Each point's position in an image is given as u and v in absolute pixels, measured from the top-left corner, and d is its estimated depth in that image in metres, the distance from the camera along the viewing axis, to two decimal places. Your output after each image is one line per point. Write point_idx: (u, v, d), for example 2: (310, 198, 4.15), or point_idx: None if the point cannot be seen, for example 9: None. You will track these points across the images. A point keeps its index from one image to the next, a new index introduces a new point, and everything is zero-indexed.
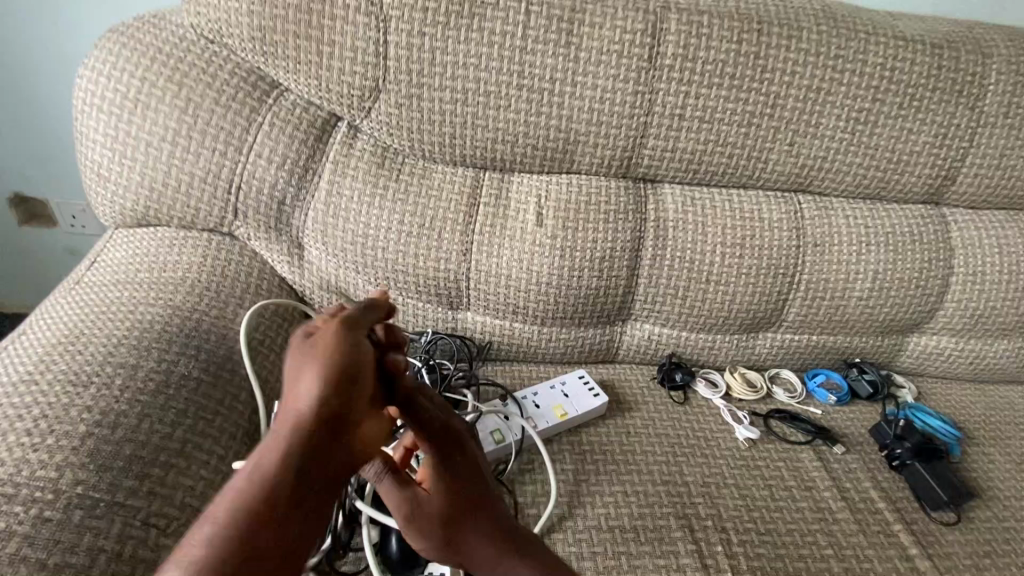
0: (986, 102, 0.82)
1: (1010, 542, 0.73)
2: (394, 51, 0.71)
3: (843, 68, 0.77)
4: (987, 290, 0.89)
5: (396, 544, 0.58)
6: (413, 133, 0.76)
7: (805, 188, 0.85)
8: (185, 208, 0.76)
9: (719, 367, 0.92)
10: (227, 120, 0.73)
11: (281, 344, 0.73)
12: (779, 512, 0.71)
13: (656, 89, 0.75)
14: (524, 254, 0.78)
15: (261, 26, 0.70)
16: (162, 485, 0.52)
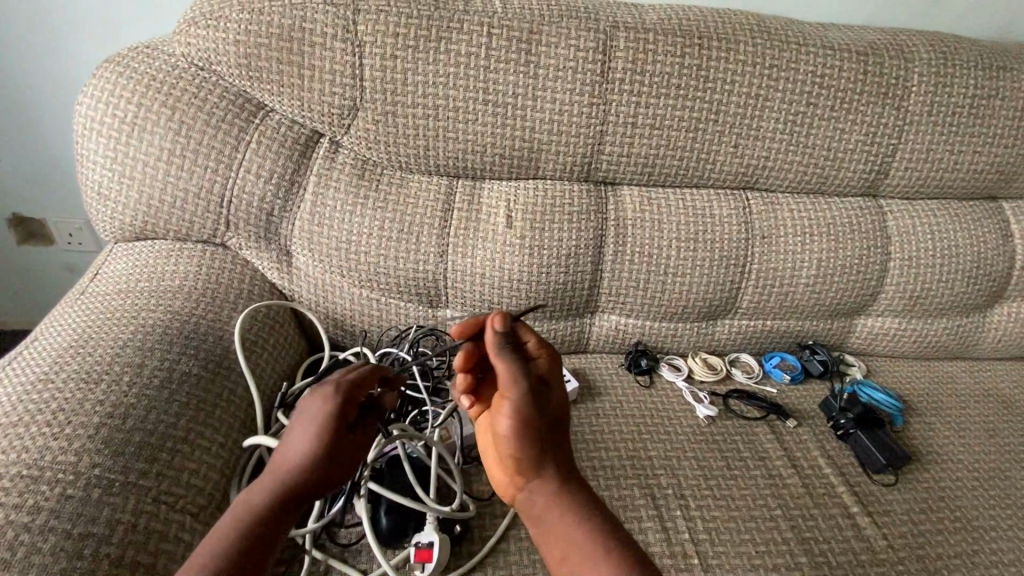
0: (910, 102, 0.90)
1: (943, 499, 0.80)
2: (369, 73, 0.78)
3: (777, 76, 0.85)
4: (923, 274, 0.98)
5: (386, 518, 0.64)
6: (389, 146, 0.83)
7: (752, 185, 0.93)
8: (181, 221, 0.82)
9: (683, 353, 0.99)
10: (217, 140, 0.79)
11: (273, 344, 0.79)
12: (734, 479, 0.78)
13: (609, 100, 0.83)
14: (496, 254, 0.85)
15: (246, 54, 0.77)
16: (170, 467, 0.59)
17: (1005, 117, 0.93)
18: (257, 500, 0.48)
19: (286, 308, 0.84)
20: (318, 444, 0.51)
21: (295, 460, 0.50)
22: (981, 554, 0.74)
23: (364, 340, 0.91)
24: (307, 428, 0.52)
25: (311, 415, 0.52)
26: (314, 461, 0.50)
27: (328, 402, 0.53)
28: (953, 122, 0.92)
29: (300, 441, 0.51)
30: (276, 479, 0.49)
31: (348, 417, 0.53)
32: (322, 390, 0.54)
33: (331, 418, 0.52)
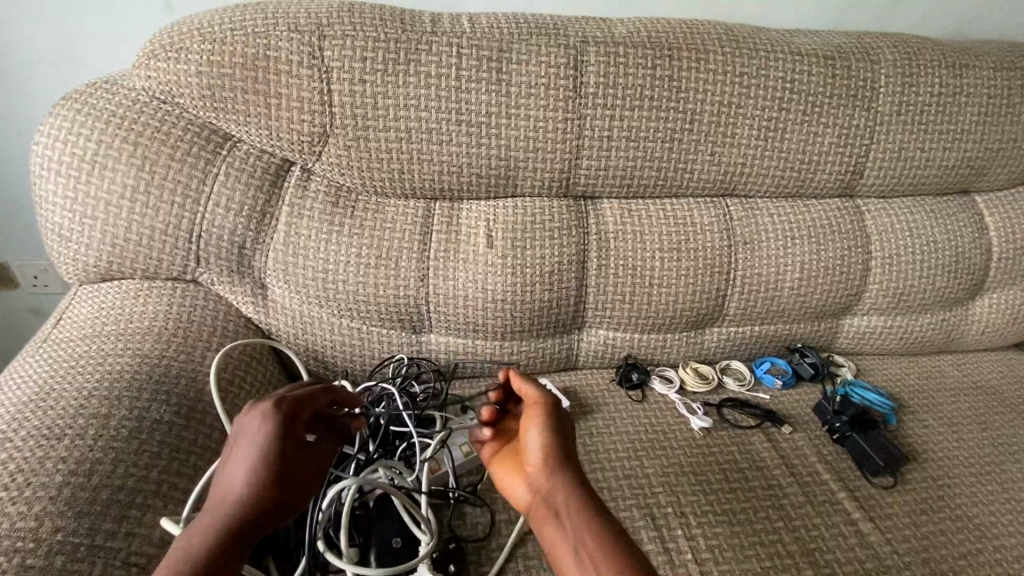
0: (879, 103, 0.91)
1: (943, 499, 0.79)
2: (338, 99, 0.76)
3: (748, 83, 0.86)
4: (905, 270, 0.98)
5: (374, 560, 0.62)
6: (363, 171, 0.81)
7: (731, 192, 0.93)
8: (148, 259, 0.79)
9: (674, 363, 0.98)
10: (183, 174, 0.77)
11: (250, 382, 0.77)
12: (733, 492, 0.77)
13: (584, 114, 0.82)
14: (479, 275, 0.83)
15: (210, 85, 0.75)
16: (141, 525, 0.56)
17: (971, 113, 0.95)
18: (205, 525, 0.49)
19: (264, 344, 0.81)
20: (256, 468, 0.51)
21: (236, 476, 0.51)
22: (986, 553, 0.73)
23: (348, 372, 0.88)
24: (249, 450, 0.52)
25: (254, 434, 0.53)
26: (257, 478, 0.51)
27: (270, 421, 0.53)
28: (922, 120, 0.93)
29: (238, 463, 0.51)
30: (223, 507, 0.50)
31: (290, 437, 0.54)
32: (262, 410, 0.54)
33: (272, 439, 0.52)
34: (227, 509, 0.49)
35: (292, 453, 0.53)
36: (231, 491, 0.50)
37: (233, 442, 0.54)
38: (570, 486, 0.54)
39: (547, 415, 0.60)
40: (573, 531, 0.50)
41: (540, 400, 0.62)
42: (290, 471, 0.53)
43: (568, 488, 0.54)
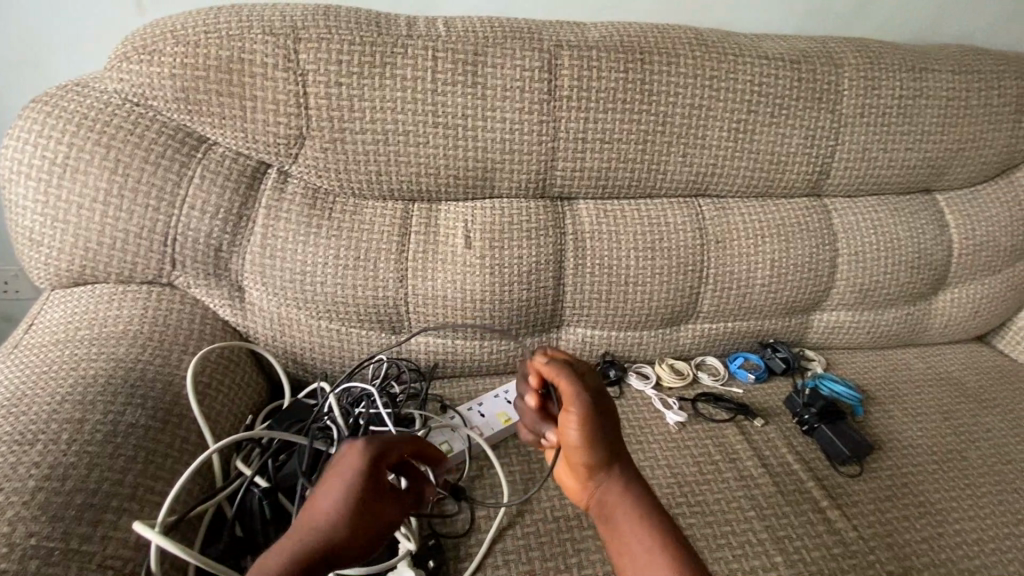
0: (844, 105, 0.94)
1: (907, 486, 0.82)
2: (314, 102, 0.77)
3: (718, 87, 0.88)
4: (870, 267, 1.02)
5: (355, 556, 0.62)
6: (340, 173, 0.81)
7: (703, 192, 0.96)
8: (123, 263, 0.79)
9: (651, 360, 1.00)
10: (157, 176, 0.76)
11: (228, 385, 0.77)
12: (707, 484, 0.79)
13: (558, 117, 0.84)
14: (458, 275, 0.84)
15: (183, 88, 0.75)
16: (116, 528, 0.56)
17: (930, 115, 0.98)
18: (275, 557, 0.46)
19: (242, 346, 0.81)
20: (349, 507, 0.50)
21: (326, 509, 0.50)
22: (946, 536, 0.76)
23: (327, 374, 0.88)
24: (346, 485, 0.51)
25: (351, 470, 0.52)
26: (348, 518, 0.50)
27: (365, 461, 0.52)
28: (884, 121, 0.97)
29: (331, 497, 0.50)
30: (305, 538, 0.48)
31: (380, 480, 0.53)
32: (359, 450, 0.53)
33: (367, 478, 0.52)
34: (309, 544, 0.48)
35: (381, 499, 0.53)
36: (318, 525, 0.49)
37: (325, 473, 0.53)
38: (619, 494, 0.56)
39: (592, 417, 0.57)
40: (637, 544, 0.53)
41: (579, 402, 0.57)
42: (376, 516, 0.52)
43: (619, 499, 0.56)
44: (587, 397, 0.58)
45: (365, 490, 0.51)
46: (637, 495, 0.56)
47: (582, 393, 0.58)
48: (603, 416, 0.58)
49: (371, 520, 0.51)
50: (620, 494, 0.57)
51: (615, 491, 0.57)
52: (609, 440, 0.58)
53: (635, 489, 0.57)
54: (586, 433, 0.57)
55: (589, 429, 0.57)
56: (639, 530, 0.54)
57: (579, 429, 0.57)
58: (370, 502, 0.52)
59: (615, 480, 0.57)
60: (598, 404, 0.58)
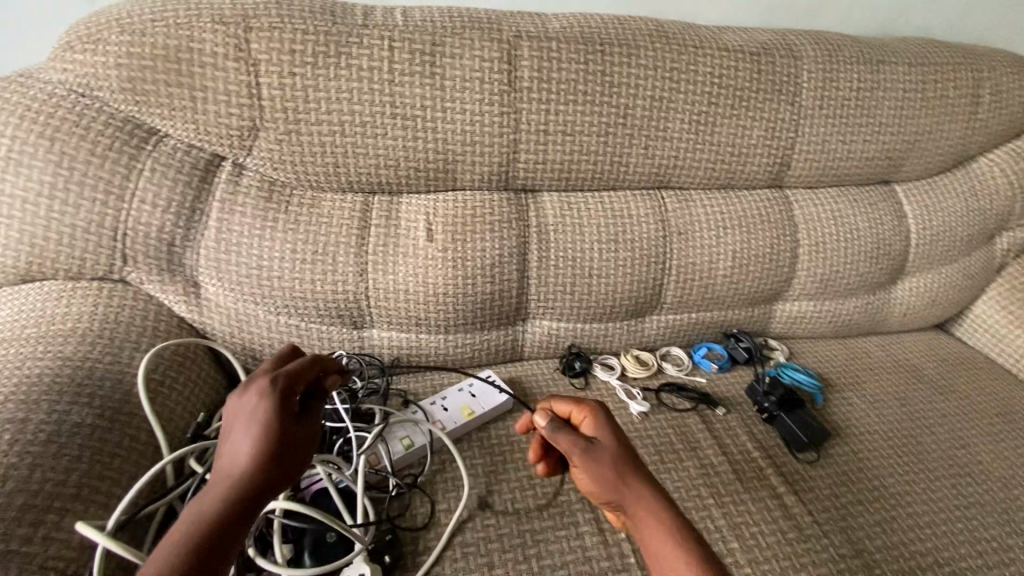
0: (803, 97, 0.95)
1: (862, 470, 0.84)
2: (267, 92, 0.75)
3: (679, 78, 0.88)
4: (830, 257, 1.03)
5: (310, 555, 0.62)
6: (296, 165, 0.80)
7: (666, 184, 0.96)
8: (71, 259, 0.76)
9: (617, 351, 1.01)
10: (105, 169, 0.74)
11: (182, 382, 0.76)
12: (667, 472, 0.80)
13: (519, 108, 0.83)
14: (419, 269, 0.84)
15: (130, 78, 0.73)
16: (58, 529, 0.54)
17: (888, 107, 1.00)
18: (206, 503, 0.46)
19: (198, 343, 0.79)
20: (262, 443, 0.49)
21: (238, 456, 0.48)
22: (899, 519, 0.78)
23: None
24: (248, 427, 0.50)
25: (251, 412, 0.51)
26: (263, 449, 0.48)
27: (269, 397, 0.52)
28: (843, 114, 0.98)
29: (238, 440, 0.49)
30: (224, 484, 0.47)
31: (290, 410, 0.52)
32: (257, 388, 0.53)
33: (277, 408, 0.51)
34: (233, 481, 0.47)
35: (294, 428, 0.52)
36: (233, 468, 0.48)
37: (224, 429, 0.52)
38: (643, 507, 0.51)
39: (619, 445, 0.57)
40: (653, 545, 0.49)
41: (604, 431, 0.58)
42: (299, 439, 0.52)
43: (645, 506, 0.51)
44: (608, 423, 0.59)
45: (273, 422, 0.50)
46: (667, 514, 0.50)
47: (601, 412, 0.60)
48: (624, 441, 0.58)
49: (293, 445, 0.51)
50: (654, 521, 0.50)
51: (646, 513, 0.51)
52: (636, 468, 0.55)
53: (669, 509, 0.51)
54: (610, 461, 0.55)
55: (616, 457, 0.55)
56: (669, 542, 0.48)
57: (606, 455, 0.56)
58: (274, 433, 0.50)
59: (645, 506, 0.51)
60: (618, 427, 0.59)
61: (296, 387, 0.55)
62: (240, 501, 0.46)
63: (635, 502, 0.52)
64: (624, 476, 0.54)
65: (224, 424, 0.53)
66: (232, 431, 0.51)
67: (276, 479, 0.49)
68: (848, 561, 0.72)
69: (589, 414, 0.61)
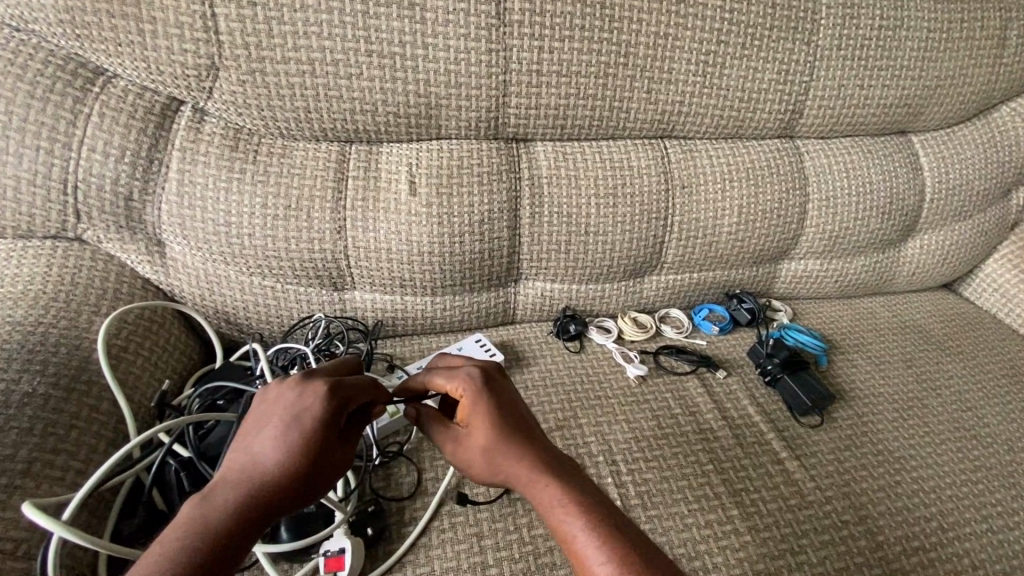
0: (820, 36, 0.87)
1: (867, 434, 0.81)
2: (224, 25, 0.67)
3: (685, 13, 0.80)
4: (841, 213, 0.98)
5: (286, 530, 0.58)
6: (263, 111, 0.72)
7: (669, 133, 0.89)
8: (17, 215, 0.70)
9: (613, 313, 0.96)
10: (48, 114, 0.67)
11: (149, 348, 0.70)
12: (665, 438, 0.76)
13: (509, 46, 0.75)
14: (402, 226, 0.78)
15: (67, 7, 0.64)
16: (6, 508, 0.50)
17: (911, 48, 0.92)
18: (218, 504, 0.41)
19: (166, 306, 0.74)
20: (297, 454, 0.44)
21: (265, 461, 0.44)
22: (903, 484, 0.75)
23: (264, 334, 0.82)
24: (287, 429, 0.45)
25: (295, 413, 0.46)
26: (296, 461, 0.44)
27: (322, 402, 0.47)
28: (862, 55, 0.90)
29: (268, 440, 0.45)
30: (243, 490, 0.42)
31: (340, 424, 0.47)
32: (313, 389, 0.48)
33: (325, 417, 0.46)
34: (254, 487, 0.43)
35: (337, 446, 0.47)
36: (256, 472, 0.44)
37: (254, 420, 0.47)
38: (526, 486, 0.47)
39: (492, 421, 0.50)
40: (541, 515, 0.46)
41: (477, 405, 0.51)
42: (336, 461, 0.47)
43: (529, 479, 0.47)
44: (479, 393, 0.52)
45: (316, 435, 0.45)
46: (565, 493, 0.46)
47: (476, 378, 0.53)
48: (507, 412, 0.51)
49: (326, 460, 0.46)
50: (548, 502, 0.46)
51: (542, 495, 0.46)
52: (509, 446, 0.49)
53: (572, 488, 0.46)
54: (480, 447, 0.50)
55: (488, 439, 0.50)
56: (562, 524, 0.44)
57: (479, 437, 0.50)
58: (313, 449, 0.45)
59: (537, 488, 0.47)
60: (488, 397, 0.52)
61: (355, 395, 0.50)
62: (253, 514, 0.42)
63: (522, 480, 0.48)
64: (504, 456, 0.49)
65: (256, 410, 0.48)
66: (263, 428, 0.46)
67: (298, 494, 0.44)
68: (851, 528, 0.69)
69: (460, 384, 0.53)
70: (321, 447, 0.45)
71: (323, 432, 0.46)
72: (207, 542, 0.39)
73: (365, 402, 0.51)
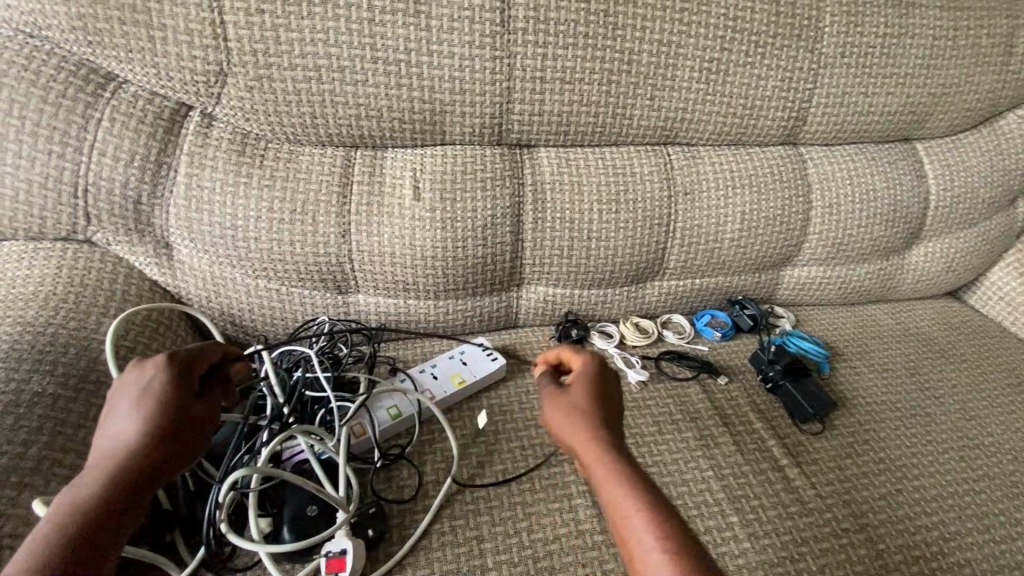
0: (824, 44, 0.88)
1: (868, 442, 0.81)
2: (233, 32, 0.68)
3: (689, 21, 0.81)
4: (844, 220, 0.97)
5: (288, 531, 0.59)
6: (270, 116, 0.73)
7: (672, 140, 0.90)
8: (29, 217, 0.71)
9: (615, 318, 0.96)
10: (59, 119, 0.68)
11: (156, 349, 0.72)
12: (666, 444, 0.77)
13: (513, 53, 0.76)
14: (406, 230, 0.78)
15: (79, 15, 0.65)
16: (15, 505, 0.51)
17: (916, 55, 0.92)
18: (87, 489, 0.42)
19: (172, 308, 0.75)
20: (157, 421, 0.45)
21: (126, 437, 0.44)
22: (904, 493, 0.75)
23: (269, 336, 0.83)
24: (139, 405, 0.46)
25: (139, 390, 0.47)
26: (156, 429, 0.45)
27: (163, 372, 0.48)
28: (866, 63, 0.90)
29: (125, 418, 0.45)
30: (108, 469, 0.43)
31: (191, 386, 0.49)
32: (150, 365, 0.48)
33: (175, 383, 0.48)
34: (121, 463, 0.43)
35: (196, 407, 0.48)
36: (116, 452, 0.44)
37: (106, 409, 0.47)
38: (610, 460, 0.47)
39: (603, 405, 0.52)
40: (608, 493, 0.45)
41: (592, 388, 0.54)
42: (200, 422, 0.48)
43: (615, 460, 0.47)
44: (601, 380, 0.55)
45: (171, 400, 0.46)
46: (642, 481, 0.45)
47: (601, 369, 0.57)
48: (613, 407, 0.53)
49: (190, 426, 0.47)
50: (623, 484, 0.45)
51: (617, 477, 0.45)
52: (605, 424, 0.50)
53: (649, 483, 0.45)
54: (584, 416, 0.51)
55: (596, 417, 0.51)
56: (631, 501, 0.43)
57: (582, 409, 0.52)
58: (174, 414, 0.46)
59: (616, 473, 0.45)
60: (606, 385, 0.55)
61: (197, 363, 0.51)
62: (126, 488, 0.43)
63: (607, 460, 0.47)
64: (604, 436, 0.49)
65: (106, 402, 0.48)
66: (117, 412, 0.46)
67: (168, 461, 0.45)
68: (850, 536, 0.69)
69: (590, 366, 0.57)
70: (180, 410, 0.47)
71: (179, 398, 0.47)
72: (85, 523, 0.40)
73: (209, 365, 0.53)
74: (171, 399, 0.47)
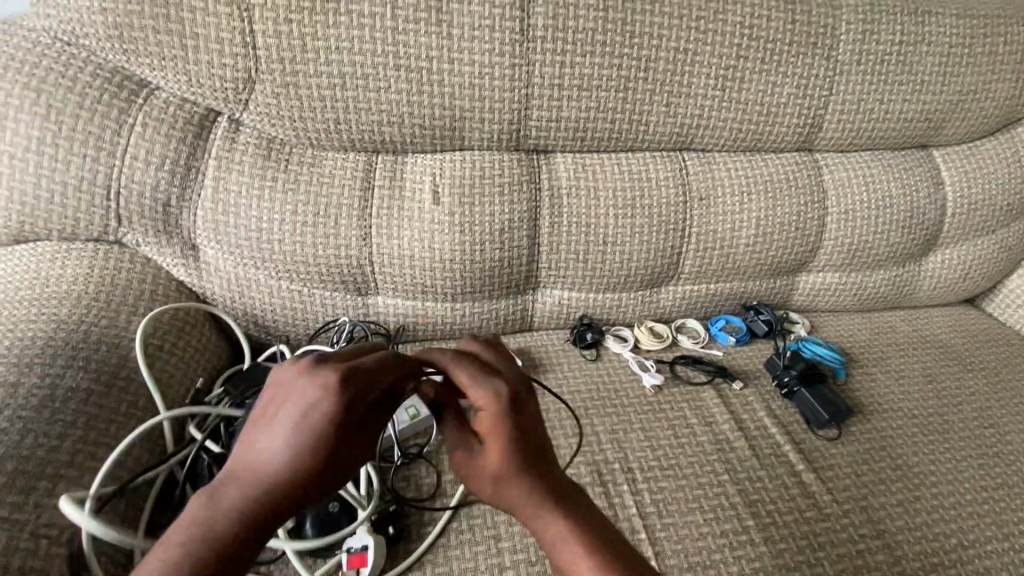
0: (840, 51, 0.88)
1: (885, 449, 0.81)
2: (262, 41, 0.70)
3: (705, 29, 0.82)
4: (860, 226, 0.98)
5: (310, 525, 0.60)
6: (295, 122, 0.75)
7: (688, 146, 0.90)
8: (63, 219, 0.73)
9: (630, 323, 0.97)
10: (94, 124, 0.71)
11: (183, 348, 0.74)
12: (681, 447, 0.77)
13: (532, 61, 0.78)
14: (426, 233, 0.80)
15: (116, 24, 0.68)
16: (51, 496, 0.53)
17: (932, 63, 0.92)
18: (224, 509, 0.38)
19: (198, 308, 0.77)
20: (311, 455, 0.40)
21: (275, 460, 0.40)
22: (923, 500, 0.75)
23: (290, 337, 0.85)
24: (297, 427, 0.40)
25: (306, 405, 0.41)
26: (308, 461, 0.40)
27: (336, 396, 0.41)
28: (882, 70, 0.91)
29: (281, 438, 0.40)
30: (250, 491, 0.39)
31: (357, 413, 0.42)
32: (325, 377, 0.42)
33: (342, 410, 0.41)
34: (265, 490, 0.39)
35: (354, 437, 0.43)
36: (259, 476, 0.39)
37: (266, 408, 0.42)
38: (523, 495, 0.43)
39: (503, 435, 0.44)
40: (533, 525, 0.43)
41: (487, 426, 0.44)
42: (353, 453, 0.43)
43: (526, 492, 0.43)
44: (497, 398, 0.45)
45: (334, 430, 0.40)
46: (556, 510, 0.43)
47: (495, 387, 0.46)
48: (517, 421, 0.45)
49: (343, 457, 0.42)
50: (544, 519, 0.43)
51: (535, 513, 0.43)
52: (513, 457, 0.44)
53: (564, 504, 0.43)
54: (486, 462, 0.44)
55: (499, 455, 0.44)
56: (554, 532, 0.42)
57: (482, 455, 0.44)
58: (331, 446, 0.41)
59: (535, 509, 0.43)
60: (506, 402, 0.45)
61: (372, 383, 0.44)
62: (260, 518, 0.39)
63: (519, 498, 0.43)
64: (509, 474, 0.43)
65: (266, 395, 0.43)
66: (274, 421, 0.41)
67: (308, 495, 0.41)
68: (868, 542, 0.69)
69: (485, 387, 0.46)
70: (338, 444, 0.41)
71: (342, 429, 0.41)
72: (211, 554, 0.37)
73: None
74: (332, 428, 0.41)
